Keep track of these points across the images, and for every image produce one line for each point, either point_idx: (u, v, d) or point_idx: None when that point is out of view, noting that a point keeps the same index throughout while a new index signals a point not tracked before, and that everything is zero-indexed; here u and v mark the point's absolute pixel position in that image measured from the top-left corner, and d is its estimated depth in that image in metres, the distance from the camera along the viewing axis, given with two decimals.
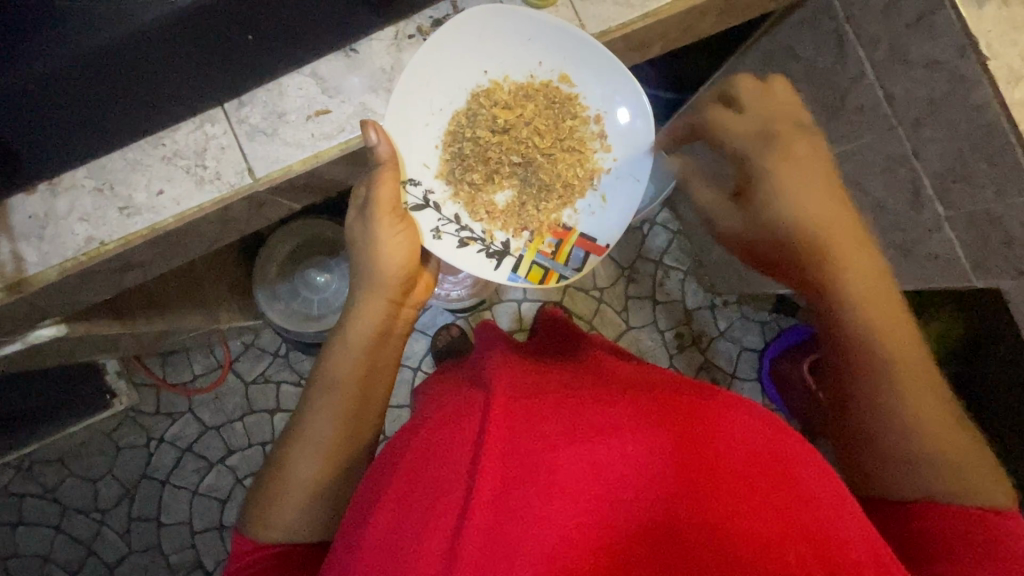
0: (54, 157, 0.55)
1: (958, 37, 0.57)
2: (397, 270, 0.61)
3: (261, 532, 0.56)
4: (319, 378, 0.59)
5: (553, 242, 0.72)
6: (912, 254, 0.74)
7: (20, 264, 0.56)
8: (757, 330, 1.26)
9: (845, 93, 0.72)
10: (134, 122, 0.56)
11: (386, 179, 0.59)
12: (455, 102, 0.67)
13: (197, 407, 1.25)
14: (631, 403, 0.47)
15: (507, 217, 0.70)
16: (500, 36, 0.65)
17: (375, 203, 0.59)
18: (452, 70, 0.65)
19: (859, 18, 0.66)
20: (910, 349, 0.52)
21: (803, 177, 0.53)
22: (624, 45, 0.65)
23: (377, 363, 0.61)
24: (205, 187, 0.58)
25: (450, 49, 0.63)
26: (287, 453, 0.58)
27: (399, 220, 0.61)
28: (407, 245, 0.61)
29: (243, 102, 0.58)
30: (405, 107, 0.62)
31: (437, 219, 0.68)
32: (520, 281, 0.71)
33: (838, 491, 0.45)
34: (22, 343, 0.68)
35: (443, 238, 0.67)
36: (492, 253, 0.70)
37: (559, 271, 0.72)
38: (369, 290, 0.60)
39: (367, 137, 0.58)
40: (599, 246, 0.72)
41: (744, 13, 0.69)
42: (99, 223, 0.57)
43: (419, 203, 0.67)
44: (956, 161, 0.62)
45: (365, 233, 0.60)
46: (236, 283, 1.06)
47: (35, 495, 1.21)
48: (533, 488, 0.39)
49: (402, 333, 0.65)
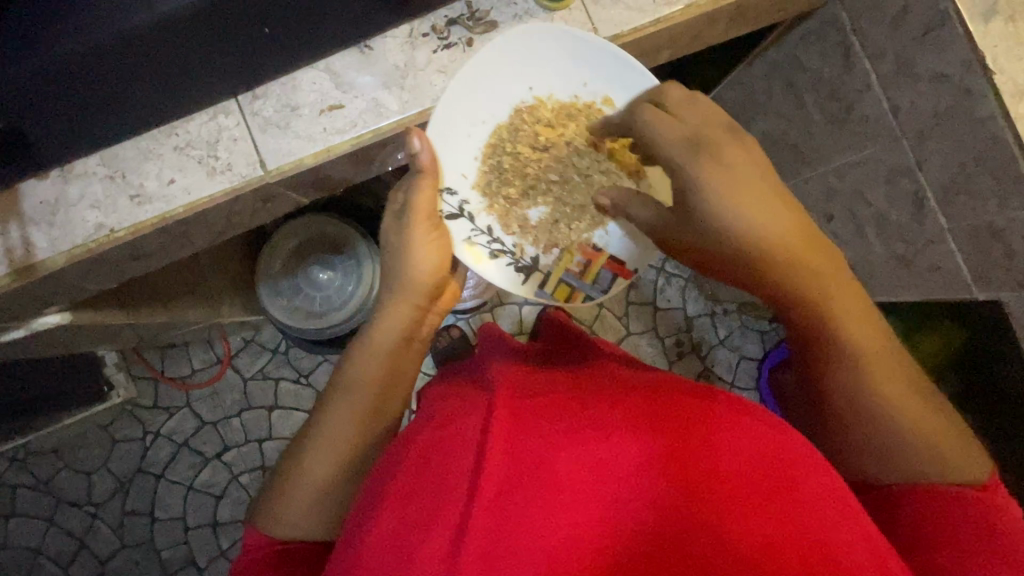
0: (68, 143, 0.55)
1: (964, 52, 0.57)
2: (425, 278, 0.61)
3: (272, 528, 0.56)
4: (341, 378, 0.59)
5: (581, 263, 0.72)
6: (914, 264, 0.74)
7: (30, 249, 0.56)
8: (757, 339, 1.26)
9: (850, 104, 0.73)
10: (149, 111, 0.56)
11: (425, 187, 0.60)
12: (497, 114, 0.67)
13: (194, 402, 1.25)
14: (635, 405, 0.47)
15: (539, 233, 0.71)
16: (544, 55, 0.64)
17: (413, 211, 0.60)
18: (500, 83, 0.65)
19: (866, 30, 0.67)
20: (872, 336, 0.52)
21: (739, 190, 0.50)
22: (635, 49, 0.65)
23: (399, 369, 0.61)
24: (216, 178, 0.58)
25: (498, 63, 0.63)
26: (301, 450, 0.58)
27: (434, 228, 0.62)
28: (438, 253, 0.62)
29: (258, 94, 0.59)
30: (449, 119, 0.62)
31: (470, 228, 0.68)
32: (547, 297, 0.72)
33: (845, 499, 0.45)
34: (25, 330, 0.69)
35: (475, 248, 0.68)
36: (521, 268, 0.71)
37: (586, 291, 0.73)
38: (397, 296, 0.61)
39: (410, 143, 0.59)
40: (627, 269, 0.73)
41: (753, 22, 0.70)
42: (109, 211, 0.57)
43: (454, 211, 0.67)
44: (960, 173, 0.62)
45: (398, 236, 0.61)
46: (238, 276, 1.07)
47: (28, 486, 1.21)
48: (538, 489, 0.39)
49: (426, 338, 0.65)
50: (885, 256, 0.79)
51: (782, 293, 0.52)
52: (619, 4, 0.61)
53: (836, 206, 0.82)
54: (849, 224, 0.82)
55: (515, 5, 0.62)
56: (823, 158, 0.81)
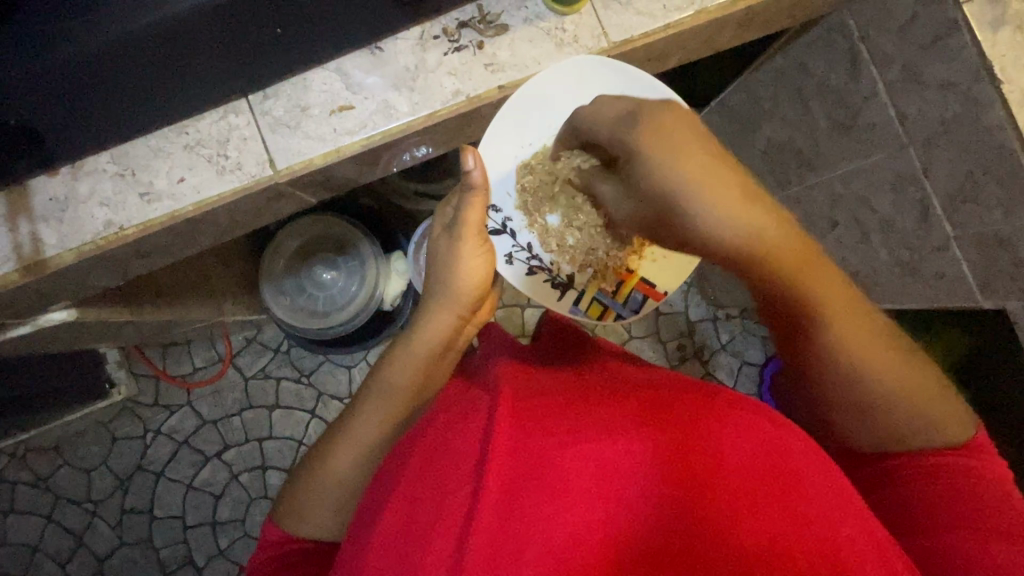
0: (79, 140, 0.55)
1: (972, 61, 0.58)
2: (471, 289, 0.63)
3: (295, 525, 0.57)
4: (377, 384, 0.60)
5: (614, 282, 0.80)
6: (919, 271, 0.74)
7: (39, 245, 0.57)
8: (759, 344, 1.26)
9: (857, 111, 0.73)
10: (159, 109, 0.56)
11: (476, 204, 0.63)
12: (544, 138, 0.73)
13: (195, 401, 1.24)
14: (638, 405, 0.47)
15: (575, 253, 0.77)
16: (590, 88, 0.66)
17: (465, 224, 0.64)
18: (550, 111, 0.70)
19: (873, 38, 0.68)
20: (850, 313, 0.51)
21: (705, 178, 0.47)
22: (644, 53, 0.65)
23: (433, 377, 0.61)
24: (226, 177, 0.58)
25: (548, 94, 0.66)
26: (324, 452, 0.59)
27: (482, 244, 0.65)
28: (485, 268, 0.64)
29: (268, 94, 0.59)
30: (494, 150, 0.73)
31: (512, 245, 0.77)
32: (580, 312, 0.81)
33: (853, 501, 0.45)
34: (33, 326, 0.70)
35: (514, 263, 0.77)
36: (557, 284, 0.79)
37: (617, 309, 0.81)
38: (441, 304, 0.63)
39: (464, 161, 0.61)
40: (657, 291, 0.79)
41: (761, 28, 0.70)
42: (118, 208, 0.57)
43: (498, 228, 0.76)
44: (966, 181, 0.62)
45: (449, 248, 0.64)
46: (245, 274, 1.09)
47: (28, 483, 1.21)
48: (541, 485, 0.39)
49: (461, 349, 0.66)
50: (889, 263, 0.79)
51: (753, 277, 0.50)
52: (629, 9, 0.61)
53: (841, 212, 0.82)
54: (854, 230, 0.82)
55: (527, 8, 0.61)
56: (829, 164, 0.81)
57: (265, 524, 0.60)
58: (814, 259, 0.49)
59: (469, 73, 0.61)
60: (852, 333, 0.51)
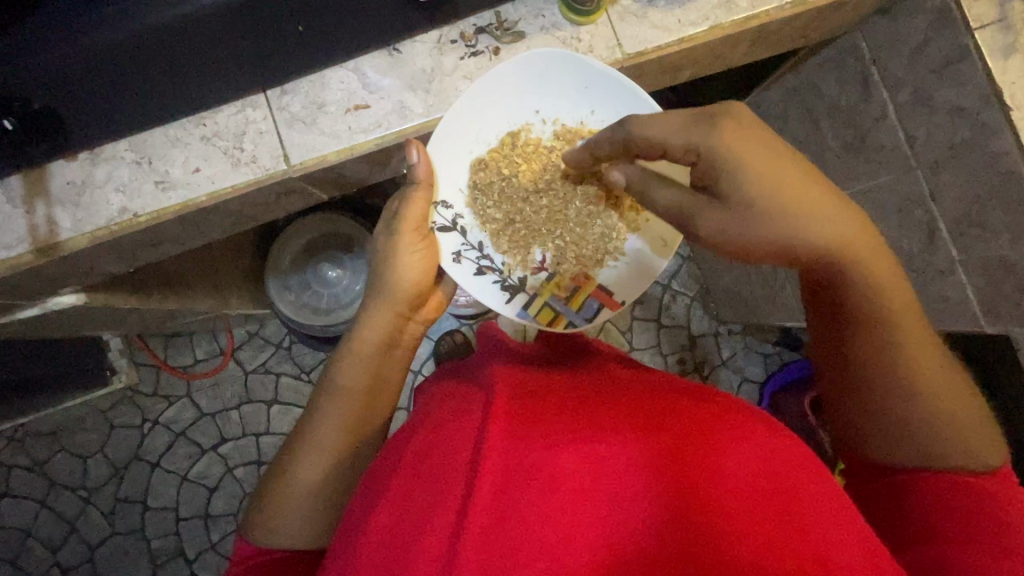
0: (99, 125, 0.56)
1: (983, 87, 0.58)
2: (410, 286, 0.63)
3: (266, 536, 0.56)
4: (323, 387, 0.60)
5: (569, 288, 0.74)
6: (923, 294, 0.74)
7: (54, 229, 0.57)
8: (760, 362, 1.25)
9: (866, 132, 0.74)
10: (180, 102, 0.57)
11: (416, 198, 0.63)
12: (499, 134, 0.71)
13: (194, 392, 1.25)
14: (627, 408, 0.48)
15: (523, 253, 0.73)
16: (556, 73, 0.65)
17: (402, 219, 0.63)
18: (506, 104, 0.69)
19: (884, 60, 0.68)
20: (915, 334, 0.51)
21: (795, 189, 0.47)
22: (657, 66, 0.66)
23: (381, 378, 0.61)
24: (240, 169, 0.59)
25: (503, 85, 0.65)
26: (287, 459, 0.58)
27: (420, 239, 0.64)
28: (422, 263, 0.64)
29: (286, 90, 0.60)
30: (451, 142, 0.67)
31: (461, 243, 0.71)
32: (529, 318, 0.73)
33: (843, 506, 0.44)
34: (41, 308, 0.70)
35: (463, 263, 0.71)
36: (506, 286, 0.73)
37: (571, 317, 0.73)
38: (381, 304, 0.62)
39: (408, 155, 0.61)
40: (614, 301, 0.73)
41: (773, 47, 0.71)
42: (134, 195, 0.58)
43: (446, 225, 0.70)
44: (972, 206, 0.62)
45: (386, 246, 0.63)
46: (249, 272, 1.09)
47: (24, 467, 1.21)
48: (535, 483, 0.40)
49: (410, 346, 0.66)
50: None
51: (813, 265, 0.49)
52: (644, 21, 0.62)
53: None
54: None
55: (544, 17, 0.62)
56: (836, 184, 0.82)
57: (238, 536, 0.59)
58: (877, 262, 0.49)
59: (484, 77, 0.62)
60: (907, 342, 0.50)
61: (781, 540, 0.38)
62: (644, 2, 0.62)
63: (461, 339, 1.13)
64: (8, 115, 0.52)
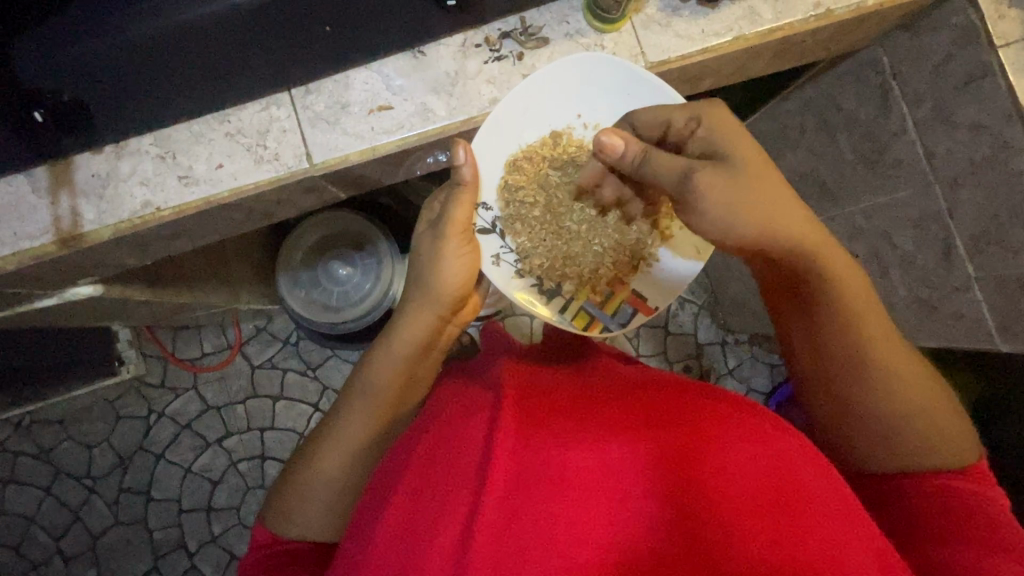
0: (125, 119, 0.57)
1: (1005, 104, 0.58)
2: (454, 288, 0.63)
3: (283, 526, 0.57)
4: (358, 382, 0.61)
5: (604, 293, 0.75)
6: (937, 310, 0.74)
7: (77, 220, 0.58)
8: (766, 372, 1.25)
9: (885, 146, 0.73)
10: (207, 99, 0.58)
11: (463, 201, 0.64)
12: (541, 132, 0.73)
13: (201, 385, 1.25)
14: (636, 407, 0.48)
15: (559, 261, 0.74)
16: (597, 78, 0.66)
17: (448, 221, 0.63)
18: (550, 106, 0.70)
19: (906, 76, 0.69)
20: (881, 326, 0.52)
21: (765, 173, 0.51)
22: (679, 76, 0.66)
23: (414, 374, 0.62)
24: (263, 167, 0.59)
25: (550, 88, 0.67)
26: (311, 453, 0.59)
27: (466, 243, 0.64)
28: (468, 266, 0.64)
29: (310, 89, 0.60)
30: (495, 141, 0.68)
31: (499, 246, 0.73)
32: (566, 323, 0.74)
33: (859, 513, 0.43)
34: (59, 298, 0.71)
35: (501, 265, 0.73)
36: (543, 290, 0.75)
37: (605, 322, 0.74)
38: (423, 304, 0.62)
39: (455, 155, 0.61)
40: (647, 306, 0.75)
41: (794, 60, 0.71)
42: (158, 189, 0.59)
43: (487, 226, 0.73)
44: (991, 224, 0.62)
45: (434, 246, 0.64)
46: (262, 265, 1.10)
47: (30, 454, 1.22)
48: (542, 482, 0.39)
49: (444, 349, 0.66)
50: (907, 299, 0.78)
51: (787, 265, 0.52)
52: (669, 30, 0.62)
53: (861, 246, 0.82)
54: (873, 264, 0.81)
55: (568, 23, 0.62)
56: (851, 197, 0.81)
57: (254, 528, 0.59)
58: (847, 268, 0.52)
59: (507, 82, 0.62)
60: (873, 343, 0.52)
61: (790, 539, 0.38)
62: (669, 11, 0.62)
63: (469, 340, 1.13)
64: (38, 106, 0.55)
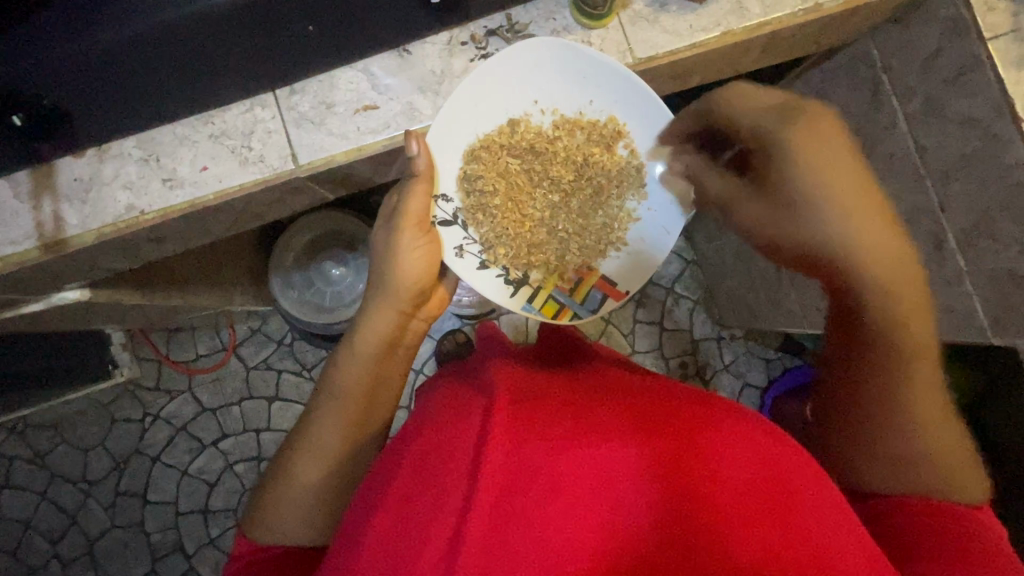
0: (105, 120, 0.57)
1: (995, 97, 0.58)
2: (412, 282, 0.61)
3: (264, 534, 0.57)
4: (328, 385, 0.60)
5: (573, 280, 0.75)
6: None
7: (60, 224, 0.58)
8: (762, 367, 1.25)
9: (875, 140, 0.73)
10: (187, 101, 0.58)
11: (418, 192, 0.61)
12: (496, 122, 0.69)
13: (195, 387, 1.25)
14: (628, 412, 0.47)
15: (525, 250, 0.72)
16: (550, 63, 0.65)
17: (402, 215, 0.61)
18: (504, 92, 0.67)
19: (895, 69, 0.68)
20: (933, 385, 0.51)
21: (849, 195, 0.45)
22: (669, 71, 0.65)
23: (385, 373, 0.62)
24: (248, 168, 0.59)
25: (504, 74, 0.64)
26: (289, 458, 0.59)
27: (423, 234, 0.62)
28: (425, 260, 0.62)
29: (295, 90, 0.60)
30: (451, 130, 0.65)
31: (462, 237, 0.70)
32: (534, 312, 0.73)
33: (846, 514, 0.44)
34: (46, 302, 0.70)
35: (465, 257, 0.70)
36: (511, 280, 0.73)
37: (575, 309, 0.74)
38: (382, 299, 0.61)
39: (408, 147, 0.60)
40: (617, 290, 0.74)
41: (783, 54, 0.71)
42: (141, 192, 0.58)
43: (447, 219, 0.69)
44: (982, 217, 0.62)
45: (388, 239, 0.61)
46: (252, 267, 1.09)
47: (25, 459, 1.21)
48: (536, 488, 0.39)
49: (411, 343, 0.65)
50: None
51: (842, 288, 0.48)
52: (656, 26, 0.61)
53: None
54: None
55: (555, 20, 0.62)
56: None
57: (238, 535, 0.59)
58: (922, 308, 0.48)
59: (474, 73, 0.61)
60: (917, 388, 0.51)
61: (779, 543, 0.38)
62: (656, 7, 0.61)
63: (463, 339, 1.13)
64: (16, 111, 0.52)
